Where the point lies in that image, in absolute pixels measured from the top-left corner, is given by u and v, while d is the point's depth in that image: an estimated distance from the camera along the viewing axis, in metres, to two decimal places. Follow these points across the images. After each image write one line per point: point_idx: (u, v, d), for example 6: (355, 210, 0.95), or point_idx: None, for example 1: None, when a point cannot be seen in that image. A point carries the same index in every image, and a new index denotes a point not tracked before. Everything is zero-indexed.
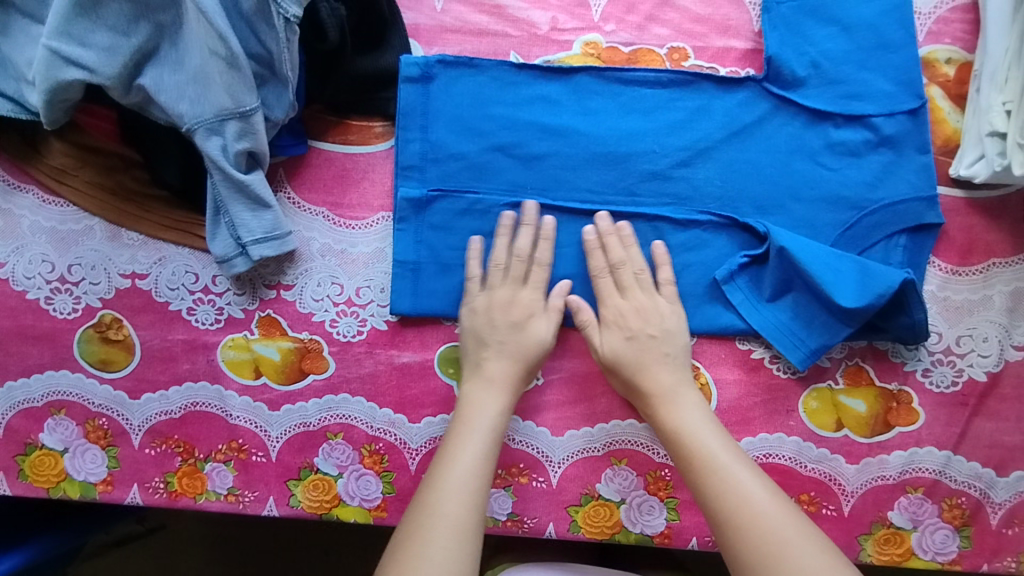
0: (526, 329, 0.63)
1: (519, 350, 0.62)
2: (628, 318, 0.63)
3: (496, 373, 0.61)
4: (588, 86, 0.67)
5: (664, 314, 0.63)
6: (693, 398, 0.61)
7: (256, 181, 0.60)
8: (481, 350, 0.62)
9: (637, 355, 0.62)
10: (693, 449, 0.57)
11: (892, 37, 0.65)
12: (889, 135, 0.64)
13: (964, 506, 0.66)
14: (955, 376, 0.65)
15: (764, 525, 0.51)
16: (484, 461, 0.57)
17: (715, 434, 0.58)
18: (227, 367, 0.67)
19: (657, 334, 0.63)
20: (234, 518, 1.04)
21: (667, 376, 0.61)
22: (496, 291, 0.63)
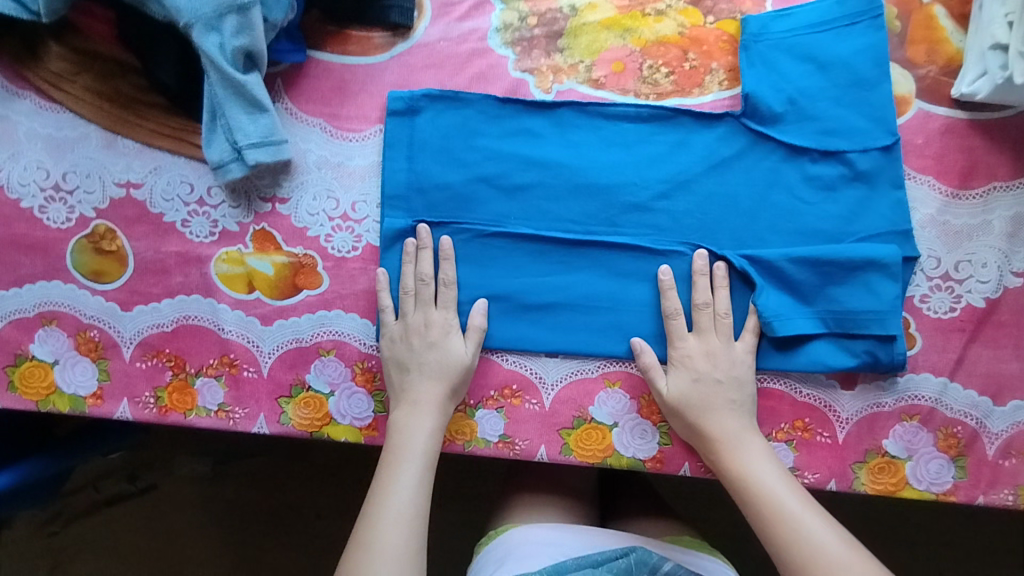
0: (444, 348, 0.63)
1: (441, 369, 0.62)
2: (696, 360, 0.62)
3: (424, 396, 0.62)
4: (570, 120, 0.64)
5: (736, 359, 0.62)
6: (759, 445, 0.60)
7: (253, 83, 0.59)
8: (402, 375, 0.63)
9: (707, 398, 0.61)
10: (763, 498, 0.57)
11: (867, 75, 0.61)
12: (863, 171, 0.62)
13: (960, 436, 0.64)
14: (953, 302, 0.64)
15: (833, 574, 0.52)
16: (421, 485, 0.58)
17: (783, 482, 0.58)
18: (221, 281, 0.67)
19: (723, 377, 0.61)
20: (228, 475, 1.04)
21: (732, 424, 0.61)
22: (412, 317, 0.64)
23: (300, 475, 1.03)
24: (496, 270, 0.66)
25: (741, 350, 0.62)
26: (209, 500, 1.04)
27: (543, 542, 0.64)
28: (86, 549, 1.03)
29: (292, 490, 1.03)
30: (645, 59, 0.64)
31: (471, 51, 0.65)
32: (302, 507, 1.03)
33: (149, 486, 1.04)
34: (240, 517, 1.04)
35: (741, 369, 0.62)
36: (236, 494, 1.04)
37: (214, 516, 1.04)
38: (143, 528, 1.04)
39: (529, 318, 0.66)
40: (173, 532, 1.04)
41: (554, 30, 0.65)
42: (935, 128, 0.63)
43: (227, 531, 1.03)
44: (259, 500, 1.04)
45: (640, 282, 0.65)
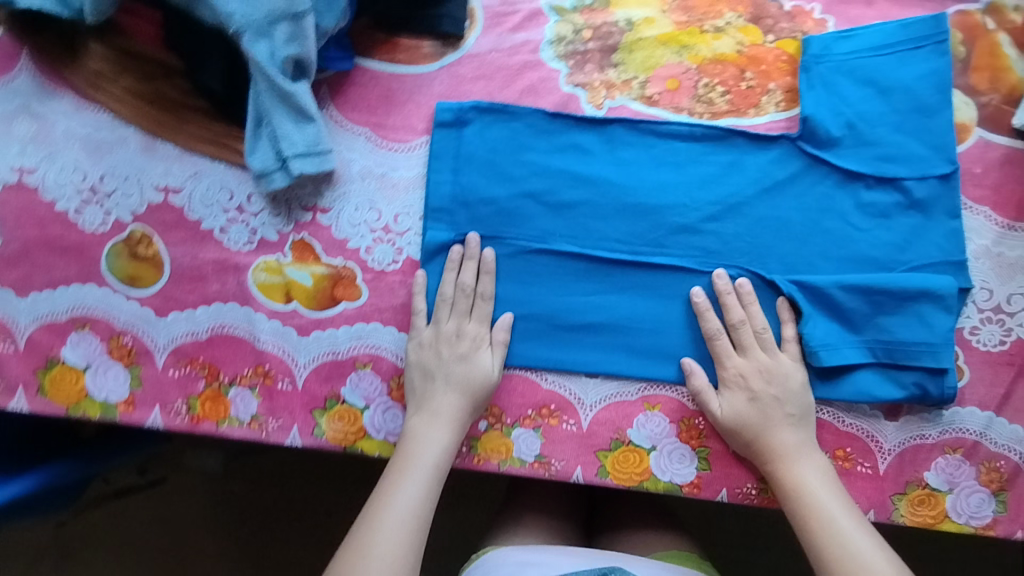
0: (473, 362, 0.62)
1: (466, 384, 0.61)
2: (750, 378, 0.60)
3: (443, 407, 0.61)
4: (622, 138, 0.62)
5: (789, 370, 0.61)
6: (819, 460, 0.59)
7: (302, 91, 0.58)
8: (428, 383, 0.62)
9: (760, 419, 0.60)
10: (816, 513, 0.56)
11: (928, 101, 0.60)
12: (919, 199, 0.61)
13: (1003, 470, 0.63)
14: (1004, 335, 0.63)
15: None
16: (424, 500, 0.57)
17: (839, 500, 0.57)
18: (257, 290, 0.66)
19: (781, 396, 0.60)
20: (237, 471, 1.04)
21: (795, 438, 0.59)
22: (444, 324, 0.63)
23: (308, 475, 1.03)
24: (539, 288, 0.64)
25: (789, 362, 0.61)
26: (218, 493, 1.04)
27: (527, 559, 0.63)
28: (94, 541, 1.03)
29: (301, 489, 1.03)
30: (702, 76, 0.62)
31: (523, 63, 0.63)
32: (309, 506, 1.03)
33: (159, 479, 1.04)
34: (246, 513, 1.03)
35: (792, 381, 0.60)
36: (244, 488, 1.04)
37: (220, 512, 1.03)
38: (151, 520, 1.03)
39: (568, 338, 0.65)
40: (179, 527, 1.03)
41: (608, 44, 0.63)
42: (994, 157, 0.61)
43: (233, 525, 1.03)
44: (267, 499, 1.03)
45: (686, 303, 0.64)
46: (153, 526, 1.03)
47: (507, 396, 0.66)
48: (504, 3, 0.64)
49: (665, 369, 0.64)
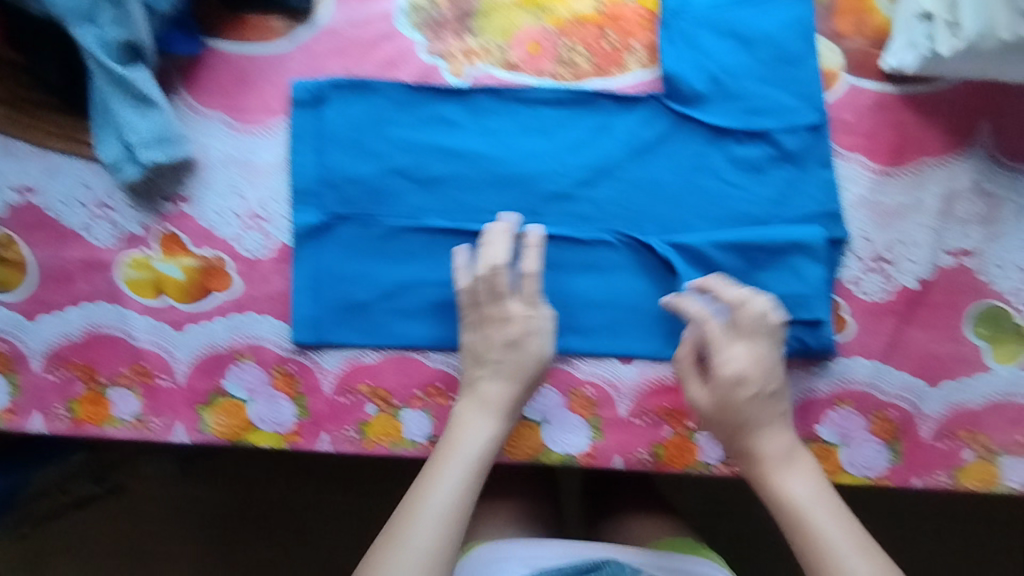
0: (524, 347, 0.58)
1: (517, 370, 0.58)
2: (747, 373, 0.55)
3: (495, 397, 0.57)
4: (486, 106, 0.60)
5: (766, 372, 0.55)
6: (808, 465, 0.55)
7: (140, 77, 0.56)
8: (476, 368, 0.59)
9: (748, 415, 0.55)
10: (805, 523, 0.52)
11: (792, 50, 0.58)
12: (790, 151, 0.59)
13: (894, 420, 0.62)
14: (886, 284, 0.61)
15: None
16: (461, 495, 0.54)
17: (829, 512, 0.52)
18: (128, 287, 0.64)
19: (770, 391, 0.55)
20: (195, 473, 1.02)
21: (782, 441, 0.55)
22: (505, 301, 0.59)
23: (272, 471, 1.01)
24: (416, 267, 0.63)
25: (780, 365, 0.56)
26: (175, 495, 1.02)
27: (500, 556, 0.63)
28: (59, 554, 1.01)
29: (269, 488, 1.01)
30: (562, 38, 0.60)
31: (378, 35, 0.60)
32: (276, 502, 1.01)
33: (115, 486, 1.01)
34: (205, 514, 1.02)
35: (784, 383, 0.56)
36: (206, 492, 1.02)
37: (183, 515, 1.02)
38: (112, 528, 1.02)
39: (448, 315, 0.64)
40: (142, 532, 1.02)
41: (465, 10, 0.61)
42: (865, 103, 0.59)
43: (195, 527, 1.02)
44: (230, 499, 1.02)
45: (568, 272, 0.62)
46: (116, 534, 1.02)
47: (394, 378, 0.65)
48: None
49: None
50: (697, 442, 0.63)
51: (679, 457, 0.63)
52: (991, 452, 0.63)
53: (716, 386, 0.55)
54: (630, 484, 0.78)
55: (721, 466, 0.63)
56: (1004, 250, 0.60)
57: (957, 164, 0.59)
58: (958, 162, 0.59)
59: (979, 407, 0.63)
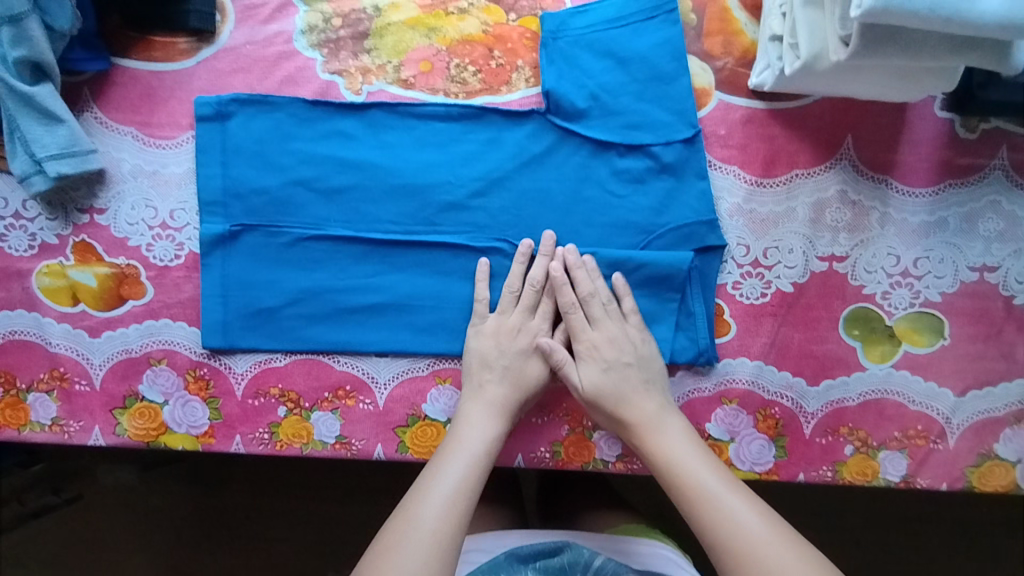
0: (534, 357, 0.64)
1: (523, 377, 0.63)
2: (602, 348, 0.62)
3: (495, 397, 0.62)
4: (382, 121, 0.64)
5: (606, 381, 0.61)
6: (678, 425, 0.60)
7: (44, 94, 0.58)
8: (485, 372, 0.62)
9: (618, 383, 0.61)
10: (685, 478, 0.56)
11: (665, 69, 0.62)
12: (669, 163, 0.64)
13: (778, 417, 0.66)
14: (764, 287, 0.65)
15: (756, 555, 0.51)
16: (468, 485, 0.56)
17: (706, 466, 0.57)
18: (43, 294, 0.66)
19: (628, 361, 0.62)
20: (150, 483, 1.04)
21: (648, 408, 0.60)
22: (510, 318, 0.64)
23: (227, 480, 1.04)
24: (321, 273, 0.67)
25: (604, 333, 0.63)
26: (130, 506, 1.03)
27: (474, 547, 0.68)
28: (13, 564, 1.03)
29: (231, 497, 1.03)
30: (452, 57, 0.64)
31: (278, 54, 0.64)
32: (231, 509, 1.03)
33: (74, 496, 1.03)
34: (161, 523, 1.03)
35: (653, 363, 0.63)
36: (163, 502, 1.04)
37: (136, 524, 1.03)
38: (68, 539, 1.03)
39: (356, 320, 0.67)
40: (94, 543, 1.03)
41: (360, 30, 0.64)
42: (737, 118, 0.64)
43: (153, 537, 1.03)
44: (184, 508, 1.03)
45: (463, 279, 0.66)
46: (70, 545, 1.03)
47: (303, 380, 0.68)
48: None
49: (449, 342, 0.67)
50: (594, 440, 0.66)
51: (578, 455, 0.66)
52: (871, 447, 0.65)
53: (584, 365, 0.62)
54: (587, 484, 0.83)
55: (618, 463, 0.66)
56: (872, 255, 0.64)
57: (824, 175, 0.64)
58: (824, 173, 0.64)
59: (856, 404, 0.66)
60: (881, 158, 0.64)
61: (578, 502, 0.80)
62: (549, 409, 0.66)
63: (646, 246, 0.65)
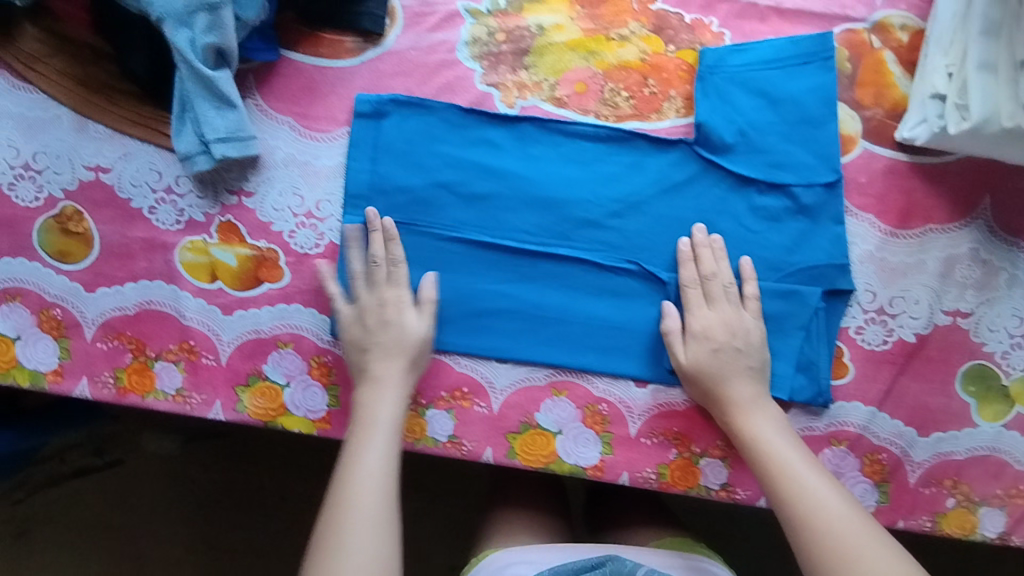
0: (395, 324, 0.65)
1: (399, 346, 0.65)
2: (712, 330, 0.65)
3: (384, 374, 0.64)
4: (531, 135, 0.66)
5: (708, 361, 0.64)
6: (770, 409, 0.64)
7: (223, 79, 0.60)
8: (364, 354, 0.65)
9: (719, 365, 0.64)
10: (768, 455, 0.61)
11: (815, 113, 0.64)
12: (806, 205, 0.65)
13: (884, 463, 0.67)
14: (886, 335, 0.67)
15: (832, 527, 0.57)
16: (386, 455, 0.62)
17: (791, 445, 0.62)
18: (184, 269, 0.69)
19: (742, 348, 0.64)
20: (194, 454, 1.06)
21: (749, 389, 0.64)
22: (364, 295, 0.66)
23: (271, 459, 1.05)
24: (452, 275, 0.68)
25: (716, 314, 0.65)
26: (173, 476, 1.05)
27: (519, 560, 0.69)
28: (52, 523, 1.04)
29: (265, 473, 1.05)
30: (608, 81, 0.66)
31: (440, 62, 0.66)
32: (266, 486, 1.05)
33: (116, 460, 1.04)
34: (201, 497, 1.05)
35: (753, 335, 0.65)
36: (204, 474, 1.06)
37: (176, 493, 1.05)
38: (109, 503, 1.05)
39: (481, 323, 0.69)
40: (135, 508, 1.04)
41: (521, 47, 0.66)
42: (879, 168, 0.65)
43: (192, 508, 1.05)
44: (218, 482, 1.05)
45: (589, 295, 0.68)
46: (112, 509, 1.04)
47: (422, 378, 0.70)
48: (423, 3, 0.66)
49: (568, 355, 0.69)
50: (700, 467, 0.69)
51: (683, 479, 0.69)
52: (972, 502, 0.66)
53: (689, 346, 0.65)
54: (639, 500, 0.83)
55: (721, 491, 0.69)
56: (996, 314, 0.66)
57: (958, 233, 0.66)
58: (959, 230, 0.66)
59: (964, 458, 0.67)
60: (1014, 223, 0.66)
61: (629, 516, 0.80)
62: (660, 431, 0.69)
63: (775, 284, 0.66)
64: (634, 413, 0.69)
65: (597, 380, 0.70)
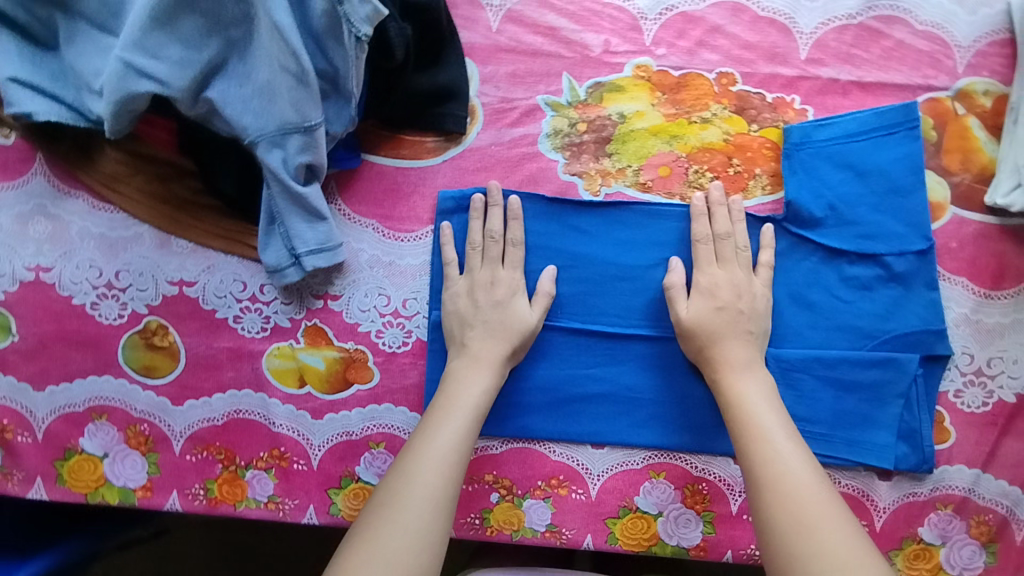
0: (510, 308, 0.63)
1: (505, 330, 0.62)
2: (719, 288, 0.63)
3: (483, 352, 0.62)
4: (618, 219, 0.66)
5: (708, 320, 0.62)
6: (762, 377, 0.61)
7: (314, 194, 0.60)
8: (465, 330, 0.63)
9: (720, 326, 0.62)
10: (749, 416, 0.58)
11: (903, 183, 0.64)
12: (899, 273, 0.65)
13: (991, 523, 0.66)
14: (986, 397, 0.66)
15: (800, 493, 0.52)
16: (464, 435, 0.57)
17: (777, 412, 0.58)
18: (272, 375, 0.67)
19: (747, 311, 0.62)
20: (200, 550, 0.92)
21: (742, 350, 0.61)
22: (478, 271, 0.64)
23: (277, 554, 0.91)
24: (544, 363, 0.67)
25: (726, 273, 0.63)
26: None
27: None
28: None
29: None
30: (692, 163, 0.66)
31: (523, 155, 0.66)
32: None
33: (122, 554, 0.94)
34: None
35: (762, 304, 0.63)
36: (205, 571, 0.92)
37: None
38: None
39: (576, 409, 0.67)
40: None
41: (603, 136, 0.67)
42: (969, 233, 0.66)
43: None
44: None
45: (682, 374, 0.67)
46: None
47: (517, 468, 0.68)
48: (503, 100, 0.67)
49: (666, 437, 0.67)
50: None
51: None
52: None
53: (696, 303, 0.63)
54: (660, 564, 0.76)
55: None
56: None
57: None
58: None
59: None
60: None
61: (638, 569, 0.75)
62: None
63: (871, 352, 0.65)
64: (735, 490, 0.67)
65: (696, 460, 0.68)
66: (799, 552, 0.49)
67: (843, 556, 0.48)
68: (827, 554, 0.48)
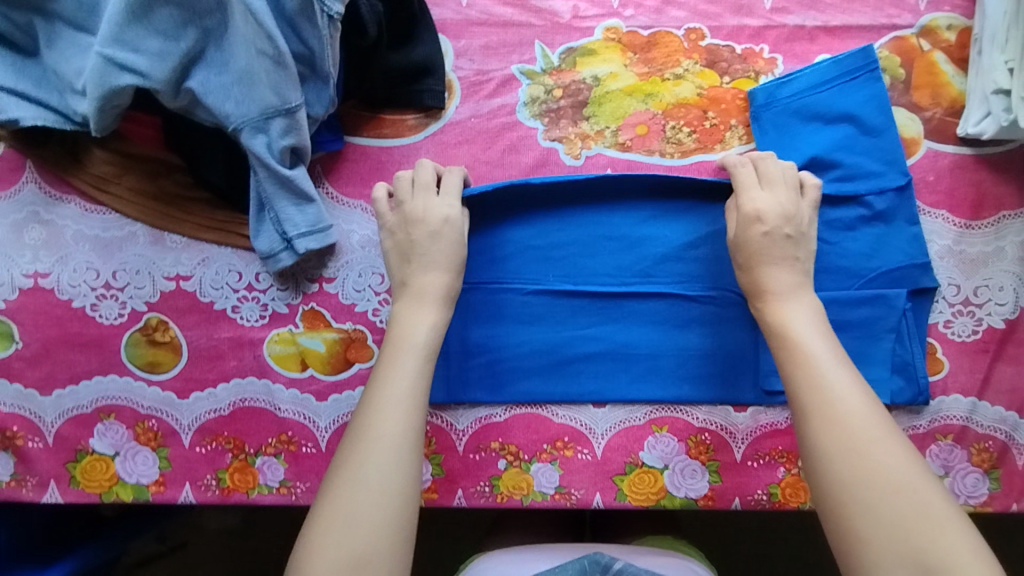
0: (446, 238, 0.62)
1: (445, 258, 0.62)
2: (764, 211, 0.61)
3: (426, 286, 0.61)
4: (602, 179, 0.67)
5: (755, 239, 0.60)
6: (809, 302, 0.58)
7: (300, 176, 0.62)
8: (406, 267, 0.62)
9: (769, 247, 0.60)
10: (791, 341, 0.55)
11: (875, 122, 0.65)
12: (880, 210, 0.66)
13: (992, 450, 0.67)
14: (976, 324, 0.67)
15: (848, 418, 0.49)
16: (420, 376, 0.56)
17: (824, 338, 0.55)
18: (275, 361, 0.68)
19: (795, 234, 0.60)
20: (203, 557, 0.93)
21: (787, 276, 0.59)
22: (409, 204, 0.63)
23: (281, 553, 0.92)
24: (541, 326, 0.68)
25: (771, 194, 0.61)
26: None
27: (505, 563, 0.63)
28: None
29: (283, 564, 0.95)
30: (668, 120, 0.67)
31: (502, 125, 0.68)
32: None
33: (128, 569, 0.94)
34: None
35: (811, 230, 0.61)
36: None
37: None
38: None
39: (575, 370, 0.69)
40: None
41: (580, 100, 0.68)
42: (945, 165, 0.67)
43: None
44: None
45: (676, 327, 0.68)
46: None
47: (522, 434, 0.69)
48: (479, 73, 0.68)
49: (665, 389, 0.68)
50: None
51: (795, 496, 0.68)
52: None
53: (743, 226, 0.61)
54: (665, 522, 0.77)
55: None
56: None
57: None
58: None
59: None
60: None
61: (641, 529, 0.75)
62: (764, 452, 0.68)
63: (859, 291, 0.66)
64: (737, 438, 0.68)
65: (697, 412, 0.69)
66: (848, 479, 0.47)
67: (896, 480, 0.46)
68: (879, 476, 0.47)
